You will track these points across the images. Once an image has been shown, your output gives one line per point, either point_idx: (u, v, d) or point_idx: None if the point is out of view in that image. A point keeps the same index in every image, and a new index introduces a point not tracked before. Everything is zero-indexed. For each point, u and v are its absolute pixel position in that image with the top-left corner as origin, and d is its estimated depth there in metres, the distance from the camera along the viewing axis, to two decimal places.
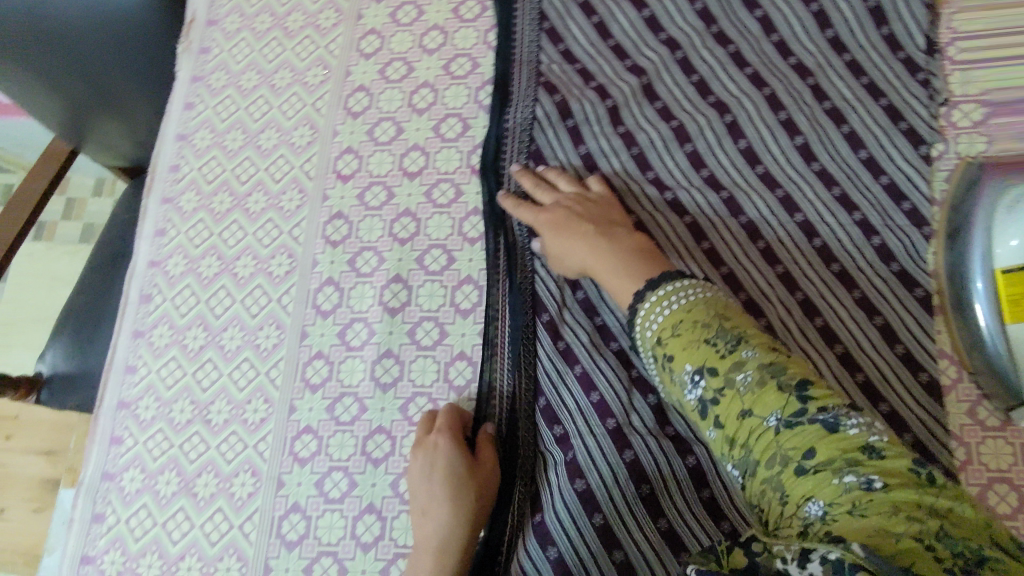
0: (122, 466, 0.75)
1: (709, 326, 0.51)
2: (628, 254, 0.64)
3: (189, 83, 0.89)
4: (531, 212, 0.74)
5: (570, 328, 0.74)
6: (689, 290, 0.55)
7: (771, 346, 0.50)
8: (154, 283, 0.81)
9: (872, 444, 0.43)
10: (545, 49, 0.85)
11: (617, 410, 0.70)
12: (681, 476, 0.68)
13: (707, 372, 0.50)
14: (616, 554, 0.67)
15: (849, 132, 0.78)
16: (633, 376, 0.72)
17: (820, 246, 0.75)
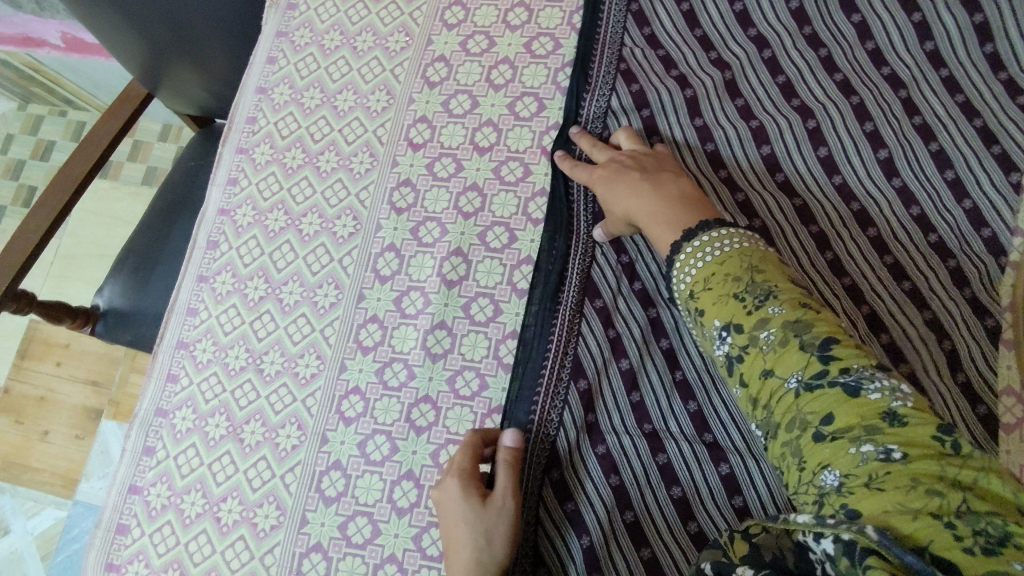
0: (175, 403, 0.77)
1: (740, 280, 0.52)
2: (674, 202, 0.63)
3: (274, 38, 0.90)
4: (587, 169, 0.74)
5: (622, 320, 0.73)
6: (726, 239, 0.55)
7: (801, 302, 0.50)
8: (222, 231, 0.83)
9: (893, 410, 0.43)
10: (630, 31, 0.84)
11: (656, 414, 0.70)
12: (714, 482, 0.67)
13: (735, 328, 0.51)
14: (643, 552, 0.66)
15: (936, 150, 0.74)
16: (678, 376, 0.70)
17: (891, 265, 0.72)
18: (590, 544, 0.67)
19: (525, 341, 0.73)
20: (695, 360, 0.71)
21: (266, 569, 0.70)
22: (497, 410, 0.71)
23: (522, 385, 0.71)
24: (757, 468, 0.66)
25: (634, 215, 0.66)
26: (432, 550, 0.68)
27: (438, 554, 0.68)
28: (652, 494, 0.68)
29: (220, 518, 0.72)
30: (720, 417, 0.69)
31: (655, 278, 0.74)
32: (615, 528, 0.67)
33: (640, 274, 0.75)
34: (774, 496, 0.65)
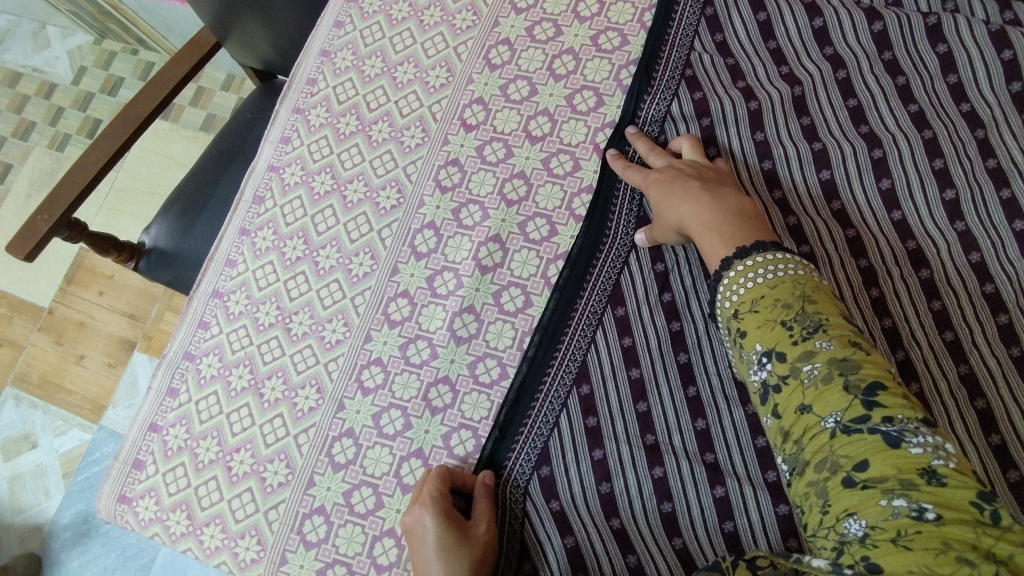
0: (203, 350, 0.78)
1: (789, 308, 0.51)
2: (730, 215, 0.62)
3: (344, 2, 0.90)
4: (642, 172, 0.72)
5: (642, 329, 0.71)
6: (780, 264, 0.54)
7: (852, 340, 0.49)
8: (269, 187, 0.84)
9: (933, 468, 0.41)
10: (701, 37, 0.82)
11: (660, 427, 0.68)
12: (706, 505, 0.65)
13: (776, 356, 0.51)
14: (629, 560, 0.66)
15: (1008, 198, 0.71)
16: (690, 394, 0.69)
17: (939, 311, 0.69)
18: (577, 545, 0.67)
19: (547, 336, 0.72)
20: (710, 381, 0.69)
21: (269, 524, 0.71)
22: (505, 403, 0.71)
23: (536, 377, 0.71)
24: (753, 497, 0.64)
25: (684, 221, 0.65)
26: None
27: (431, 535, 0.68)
28: (645, 508, 0.66)
29: (231, 468, 0.74)
30: (726, 440, 0.67)
31: (687, 292, 0.72)
32: (603, 536, 0.67)
33: (672, 285, 0.72)
34: (766, 528, 0.63)
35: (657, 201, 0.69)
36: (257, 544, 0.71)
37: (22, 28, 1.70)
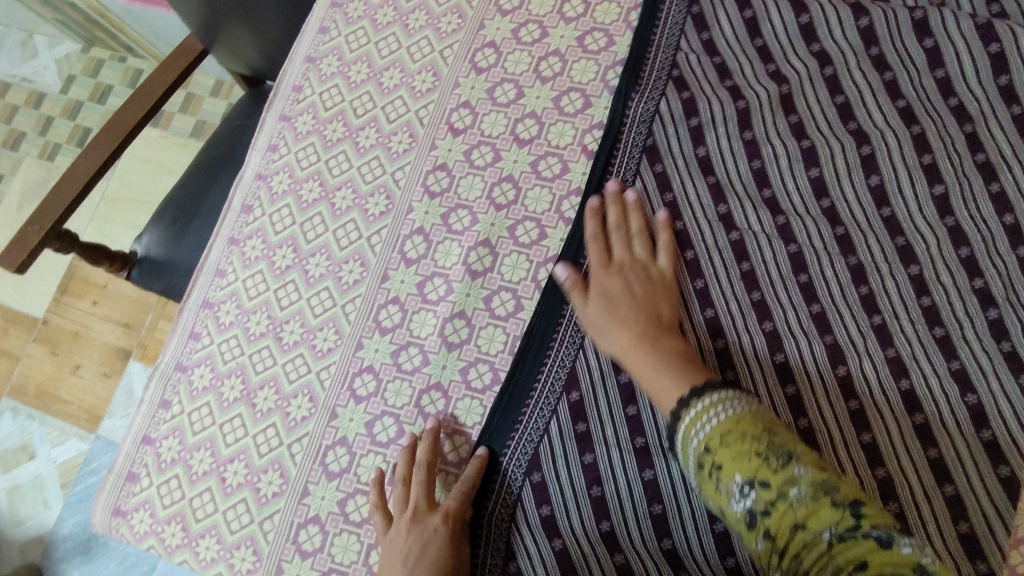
0: (195, 361, 0.78)
1: (760, 439, 0.51)
2: (669, 358, 0.63)
3: (328, 8, 0.89)
4: (602, 256, 0.72)
5: None
6: (736, 400, 0.55)
7: (820, 463, 0.51)
8: (257, 196, 0.83)
9: (925, 565, 0.43)
10: (687, 35, 0.81)
11: (650, 430, 0.68)
12: (697, 506, 0.65)
13: (759, 485, 0.50)
14: (616, 559, 0.66)
15: (997, 191, 0.71)
16: None
17: (928, 306, 0.69)
18: (565, 547, 0.67)
19: (538, 340, 0.72)
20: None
21: (264, 534, 0.71)
22: (494, 410, 0.71)
23: (526, 384, 0.71)
24: None
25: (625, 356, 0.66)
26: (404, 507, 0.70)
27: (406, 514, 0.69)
28: (635, 511, 0.66)
29: (225, 479, 0.73)
30: None
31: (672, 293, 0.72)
32: (591, 540, 0.67)
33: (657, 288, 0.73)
34: None
35: (599, 316, 0.69)
36: (253, 554, 0.71)
37: (10, 37, 1.69)
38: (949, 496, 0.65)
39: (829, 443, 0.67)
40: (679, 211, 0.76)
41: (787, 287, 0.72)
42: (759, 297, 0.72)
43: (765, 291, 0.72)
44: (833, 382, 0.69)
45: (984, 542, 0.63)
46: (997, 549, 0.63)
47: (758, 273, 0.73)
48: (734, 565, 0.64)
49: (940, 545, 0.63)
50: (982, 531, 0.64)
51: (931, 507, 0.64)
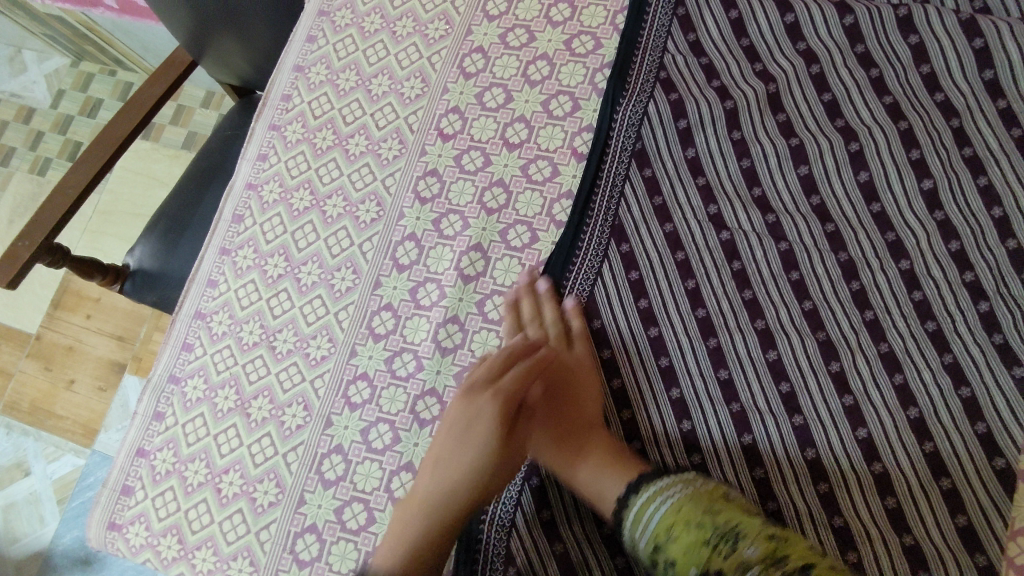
0: (188, 372, 0.78)
1: (701, 524, 0.56)
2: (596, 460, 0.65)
3: (315, 17, 0.90)
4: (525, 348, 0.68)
5: (621, 338, 0.73)
6: (670, 487, 0.61)
7: (767, 536, 0.55)
8: (248, 206, 0.83)
9: None
10: (673, 37, 0.82)
11: (645, 433, 0.70)
12: None
13: (714, 574, 0.54)
14: (617, 562, 0.67)
15: (985, 185, 0.72)
16: (673, 398, 0.71)
17: (920, 300, 0.70)
18: (567, 551, 0.67)
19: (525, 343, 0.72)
20: (692, 382, 0.71)
21: (260, 544, 0.71)
22: None
23: None
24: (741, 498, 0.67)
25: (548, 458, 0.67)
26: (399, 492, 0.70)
27: None
28: None
29: (221, 490, 0.73)
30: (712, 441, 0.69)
31: (663, 297, 0.73)
32: (594, 544, 0.67)
33: (647, 292, 0.74)
34: None
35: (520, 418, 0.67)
36: (250, 565, 0.70)
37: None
38: (945, 489, 0.65)
39: (825, 440, 0.67)
40: (669, 213, 0.76)
41: (779, 286, 0.72)
42: (751, 295, 0.72)
43: (757, 290, 0.72)
44: (827, 379, 0.69)
45: (983, 534, 0.63)
46: (996, 541, 0.63)
47: (750, 272, 0.73)
48: None
49: (939, 537, 0.64)
50: (981, 524, 0.63)
51: (928, 500, 0.65)
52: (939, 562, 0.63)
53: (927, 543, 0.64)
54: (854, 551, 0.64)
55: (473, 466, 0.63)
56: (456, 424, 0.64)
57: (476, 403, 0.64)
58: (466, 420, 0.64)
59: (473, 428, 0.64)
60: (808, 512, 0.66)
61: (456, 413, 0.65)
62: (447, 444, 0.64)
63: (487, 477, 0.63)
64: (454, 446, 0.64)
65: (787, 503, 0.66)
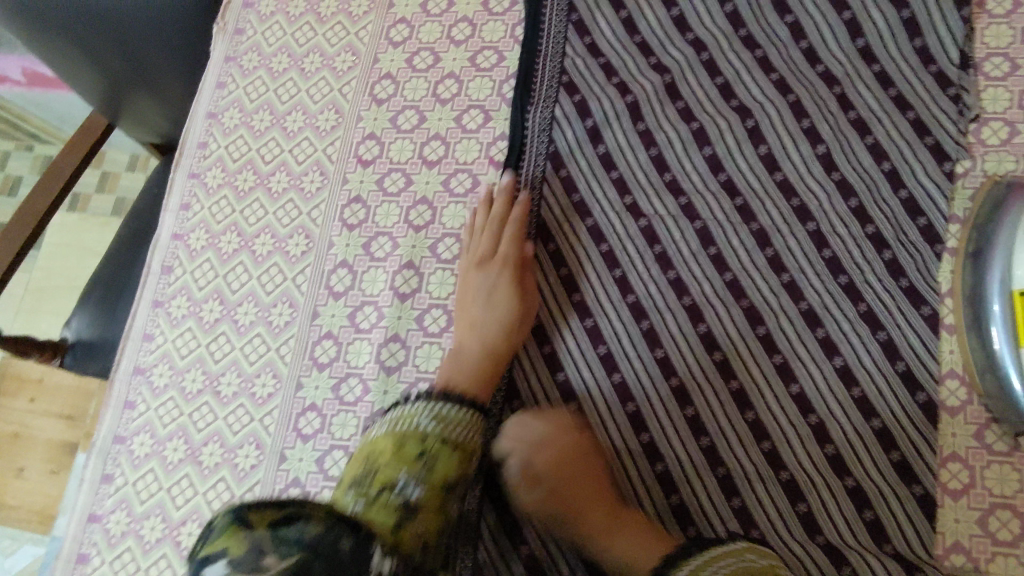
0: (133, 430, 0.77)
1: None
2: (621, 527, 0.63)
3: (222, 64, 0.91)
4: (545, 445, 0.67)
5: (558, 335, 0.76)
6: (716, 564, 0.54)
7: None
8: (176, 255, 0.83)
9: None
10: (571, 41, 0.84)
11: (593, 421, 0.73)
12: (649, 480, 0.71)
13: None
14: None
15: (872, 143, 0.77)
16: (616, 383, 0.73)
17: (830, 258, 0.74)
18: (533, 551, 0.70)
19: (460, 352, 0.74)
20: (631, 365, 0.74)
21: None
22: None
23: None
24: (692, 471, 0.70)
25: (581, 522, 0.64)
26: None
27: None
28: None
29: (180, 542, 0.72)
30: (658, 419, 0.72)
31: (594, 289, 0.76)
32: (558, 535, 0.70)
33: (579, 287, 0.77)
34: (709, 494, 0.70)
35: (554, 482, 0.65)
36: None
37: None
38: (877, 429, 0.69)
39: (762, 400, 0.71)
40: (588, 208, 0.79)
41: (699, 262, 0.75)
42: (675, 275, 0.75)
43: (680, 269, 0.76)
44: (755, 343, 0.73)
45: (917, 467, 0.67)
46: (930, 470, 0.67)
47: (671, 253, 0.76)
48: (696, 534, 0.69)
49: (877, 474, 0.68)
50: (913, 458, 0.68)
51: (863, 441, 0.69)
52: (880, 497, 0.67)
53: (867, 481, 0.68)
54: (803, 500, 0.68)
55: (495, 338, 0.71)
56: (477, 294, 0.73)
57: (498, 292, 0.73)
58: (489, 297, 0.73)
59: (497, 304, 0.72)
60: (757, 471, 0.70)
61: (480, 287, 0.73)
62: (476, 314, 0.72)
63: (498, 355, 0.71)
64: (481, 317, 0.72)
65: (735, 465, 0.70)
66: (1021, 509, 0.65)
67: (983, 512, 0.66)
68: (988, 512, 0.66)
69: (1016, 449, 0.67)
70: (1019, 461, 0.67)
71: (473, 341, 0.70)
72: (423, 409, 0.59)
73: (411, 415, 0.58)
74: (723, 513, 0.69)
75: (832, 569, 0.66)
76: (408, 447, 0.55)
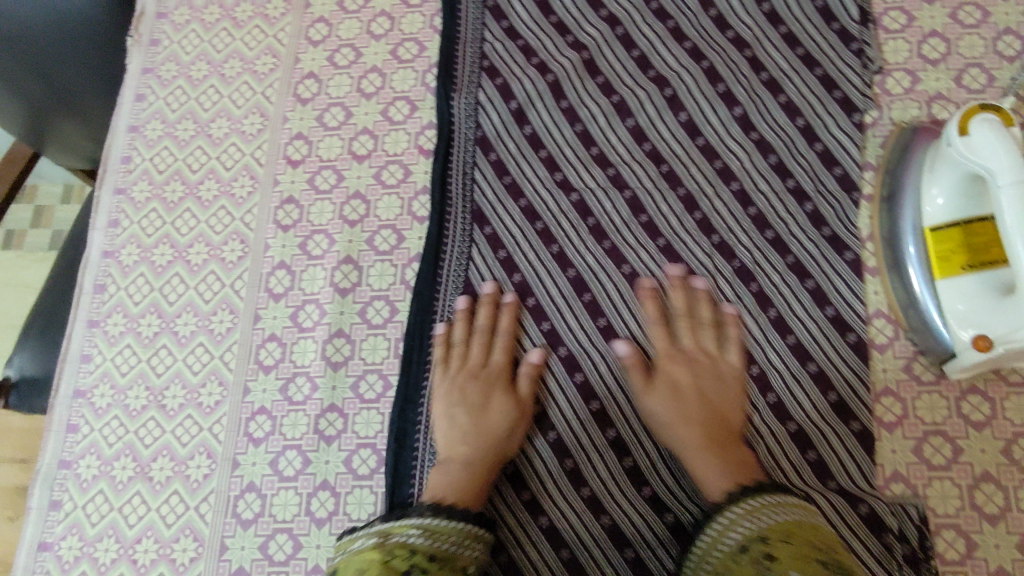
0: (78, 453, 0.75)
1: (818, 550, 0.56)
2: (710, 455, 0.65)
3: (140, 76, 0.89)
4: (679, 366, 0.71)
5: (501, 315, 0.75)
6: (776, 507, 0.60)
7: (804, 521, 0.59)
8: (108, 273, 0.81)
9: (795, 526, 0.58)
10: (489, 26, 0.85)
11: (543, 395, 0.73)
12: (603, 446, 0.71)
13: None
14: (541, 520, 0.70)
15: (785, 102, 0.79)
16: (563, 356, 0.74)
17: (755, 215, 0.76)
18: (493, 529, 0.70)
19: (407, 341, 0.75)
20: (575, 337, 0.74)
21: None
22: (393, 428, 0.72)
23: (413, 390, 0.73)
24: (644, 432, 0.71)
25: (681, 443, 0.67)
26: (320, 512, 0.70)
27: (326, 514, 0.70)
28: (550, 471, 0.71)
29: (137, 560, 0.71)
30: (605, 386, 0.73)
31: (533, 266, 0.76)
32: (517, 511, 0.70)
33: (518, 265, 0.77)
34: (662, 454, 0.71)
35: (663, 396, 0.69)
36: None
37: None
38: (814, 374, 0.71)
39: None
40: (519, 188, 0.79)
41: (631, 230, 0.77)
42: (610, 244, 0.77)
43: (614, 238, 0.77)
44: (694, 304, 0.74)
45: (853, 405, 0.70)
46: (866, 407, 0.70)
47: (604, 224, 0.77)
48: (652, 493, 0.70)
49: (818, 417, 0.70)
50: (850, 397, 0.70)
51: (802, 387, 0.71)
52: (821, 438, 0.70)
53: (807, 425, 0.70)
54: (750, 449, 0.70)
55: (483, 449, 0.68)
56: (466, 406, 0.70)
57: (491, 404, 0.70)
58: (481, 409, 0.70)
59: (490, 416, 0.70)
60: None
61: (471, 399, 0.70)
62: (464, 424, 0.69)
63: (488, 467, 0.68)
64: (471, 430, 0.69)
65: None
66: (951, 434, 0.69)
67: (917, 441, 0.69)
68: (922, 440, 0.69)
69: (943, 378, 0.70)
70: (946, 388, 0.70)
71: (465, 451, 0.68)
72: (412, 519, 0.62)
73: (401, 527, 0.61)
74: (676, 470, 0.70)
75: None
76: (395, 563, 0.58)
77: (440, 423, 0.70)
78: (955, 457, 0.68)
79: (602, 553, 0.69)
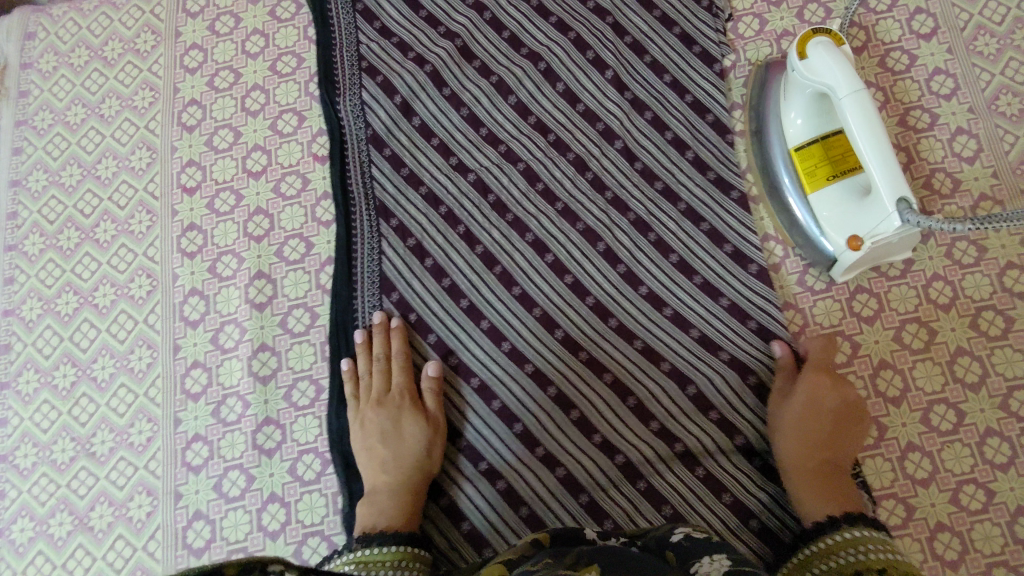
0: (9, 518, 0.72)
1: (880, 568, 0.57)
2: (817, 471, 0.67)
3: (14, 129, 0.87)
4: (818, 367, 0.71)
5: (420, 301, 0.77)
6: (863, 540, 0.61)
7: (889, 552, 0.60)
8: (12, 332, 0.79)
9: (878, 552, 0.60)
10: (362, 29, 0.87)
11: (477, 368, 0.75)
12: (544, 405, 0.74)
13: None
14: (499, 485, 0.72)
15: (651, 60, 0.84)
16: (485, 328, 0.76)
17: (642, 167, 0.81)
18: (453, 501, 0.72)
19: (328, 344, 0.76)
20: (495, 309, 0.76)
21: None
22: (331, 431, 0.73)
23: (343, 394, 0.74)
24: (575, 386, 0.74)
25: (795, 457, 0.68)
26: (272, 525, 0.70)
27: (280, 527, 0.70)
28: (499, 438, 0.73)
29: None
30: (531, 348, 0.75)
31: (443, 251, 0.79)
32: (472, 482, 0.72)
33: (429, 251, 0.79)
34: (596, 401, 0.74)
35: (797, 405, 0.69)
36: None
37: None
38: (727, 305, 0.75)
39: (620, 306, 0.76)
40: (418, 177, 0.81)
41: (530, 200, 0.80)
42: (512, 217, 0.80)
43: (515, 210, 0.80)
44: (598, 258, 0.78)
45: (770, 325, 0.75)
46: (782, 327, 0.74)
47: (504, 199, 0.80)
48: (602, 439, 0.73)
49: (739, 341, 0.74)
50: (766, 321, 0.75)
51: (721, 319, 0.75)
52: (742, 362, 0.74)
53: (732, 351, 0.74)
54: (689, 382, 0.74)
55: (402, 474, 0.69)
56: (379, 435, 0.71)
57: (403, 427, 0.71)
58: (394, 433, 0.71)
59: (405, 439, 0.70)
60: (631, 370, 0.74)
61: (383, 427, 0.71)
62: (383, 453, 0.70)
63: (414, 489, 0.69)
64: (390, 456, 0.70)
65: (617, 368, 0.75)
66: (848, 333, 0.75)
67: None
68: None
69: (833, 284, 0.76)
70: (839, 293, 0.76)
71: (388, 478, 0.69)
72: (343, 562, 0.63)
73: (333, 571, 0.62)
74: (619, 413, 0.73)
75: (722, 438, 0.72)
76: None
77: (359, 457, 0.71)
78: (854, 354, 0.74)
79: (561, 503, 0.71)
